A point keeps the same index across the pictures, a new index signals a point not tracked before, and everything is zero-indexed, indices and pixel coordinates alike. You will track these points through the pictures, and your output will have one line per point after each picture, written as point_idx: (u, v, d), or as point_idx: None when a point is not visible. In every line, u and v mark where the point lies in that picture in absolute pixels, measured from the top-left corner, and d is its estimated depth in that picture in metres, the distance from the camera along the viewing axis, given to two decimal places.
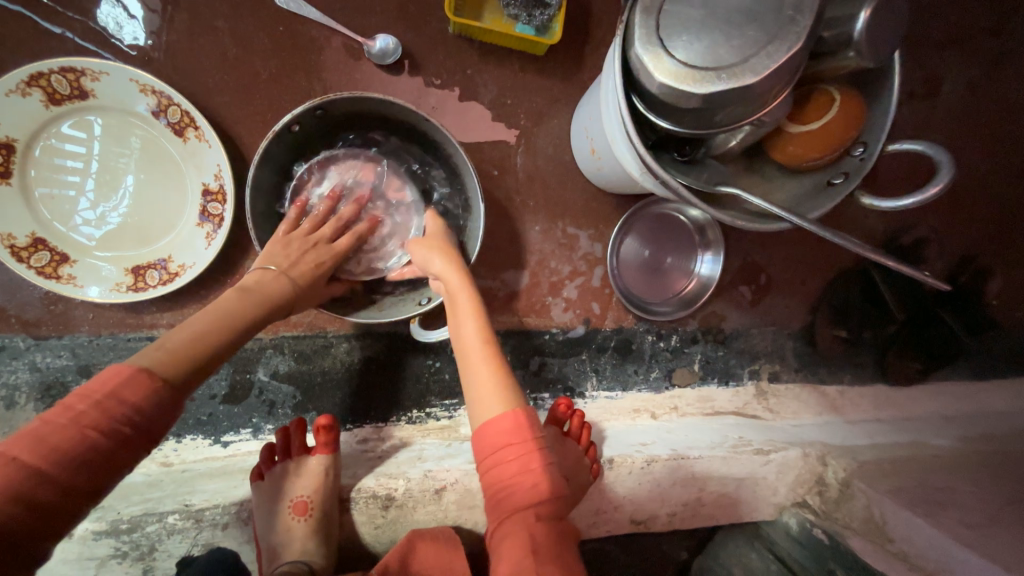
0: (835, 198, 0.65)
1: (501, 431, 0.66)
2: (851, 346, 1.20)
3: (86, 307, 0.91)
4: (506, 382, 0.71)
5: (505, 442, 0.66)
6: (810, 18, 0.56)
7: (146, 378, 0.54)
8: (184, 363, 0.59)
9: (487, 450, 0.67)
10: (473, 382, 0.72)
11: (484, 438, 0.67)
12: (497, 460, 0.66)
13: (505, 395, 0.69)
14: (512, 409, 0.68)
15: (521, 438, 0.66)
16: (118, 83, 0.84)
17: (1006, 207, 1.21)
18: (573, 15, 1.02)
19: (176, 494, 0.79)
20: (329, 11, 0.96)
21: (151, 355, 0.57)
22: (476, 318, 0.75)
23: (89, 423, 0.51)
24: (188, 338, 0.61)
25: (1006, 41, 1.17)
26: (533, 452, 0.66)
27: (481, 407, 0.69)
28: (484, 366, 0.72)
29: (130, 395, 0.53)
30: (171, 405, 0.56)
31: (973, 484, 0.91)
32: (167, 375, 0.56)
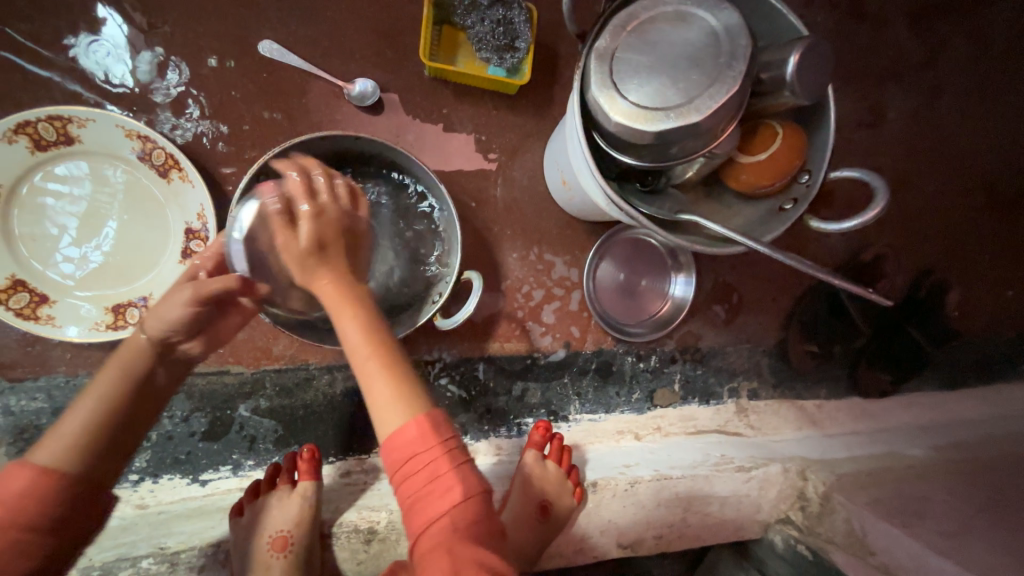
0: (787, 221, 0.70)
1: (403, 439, 0.59)
2: (824, 361, 1.24)
3: (63, 347, 0.90)
4: (404, 383, 0.62)
5: (413, 452, 0.58)
6: (745, 63, 0.61)
7: (28, 473, 0.60)
8: (71, 449, 0.63)
9: (396, 463, 0.59)
10: (371, 388, 0.63)
11: (390, 450, 0.59)
12: (408, 474, 0.58)
13: (404, 398, 0.61)
14: (415, 414, 0.60)
15: (431, 444, 0.59)
16: (104, 128, 0.87)
17: (957, 223, 1.28)
18: (542, 56, 1.09)
19: (151, 537, 0.78)
20: (311, 57, 1.01)
21: (42, 449, 0.62)
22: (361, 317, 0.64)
23: None
24: (75, 423, 0.64)
25: (941, 73, 1.27)
26: (443, 461, 0.58)
27: (381, 418, 0.61)
28: (379, 368, 0.63)
29: (15, 495, 0.59)
30: (66, 492, 0.62)
31: (948, 492, 0.93)
32: (56, 465, 0.62)
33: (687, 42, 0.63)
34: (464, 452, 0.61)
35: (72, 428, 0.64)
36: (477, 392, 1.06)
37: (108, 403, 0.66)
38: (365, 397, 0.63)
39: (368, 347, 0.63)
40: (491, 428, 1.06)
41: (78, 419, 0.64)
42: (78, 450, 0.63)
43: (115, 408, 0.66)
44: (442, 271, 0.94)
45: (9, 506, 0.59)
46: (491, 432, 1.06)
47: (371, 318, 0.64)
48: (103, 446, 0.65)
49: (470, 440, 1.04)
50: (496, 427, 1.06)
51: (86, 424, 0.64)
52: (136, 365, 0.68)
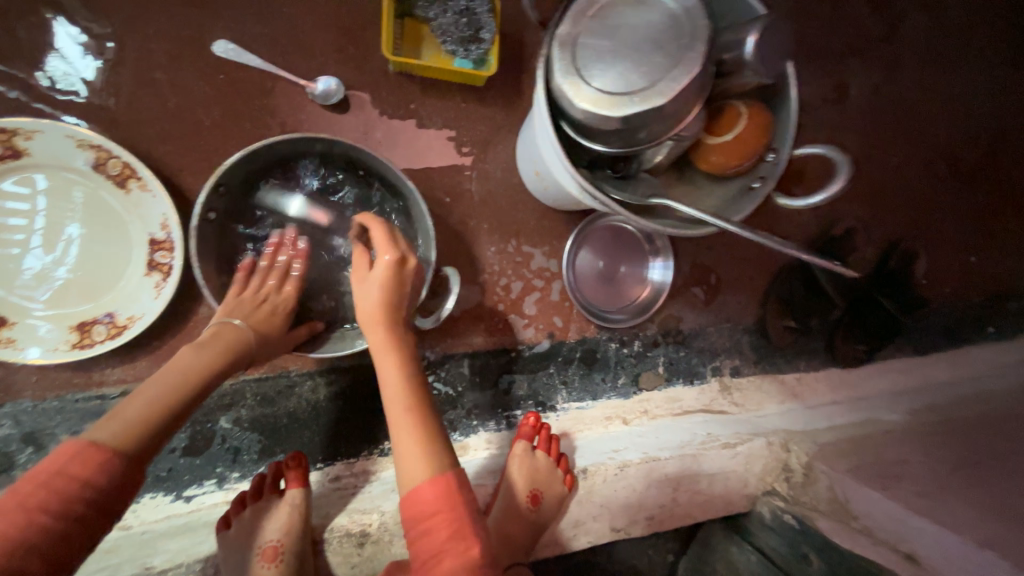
0: (755, 199, 0.71)
1: (424, 494, 0.65)
2: (802, 335, 1.26)
3: (28, 370, 0.87)
4: (431, 438, 0.70)
5: (432, 507, 0.64)
6: (705, 44, 0.62)
7: (96, 452, 0.57)
8: (137, 431, 0.62)
9: (416, 516, 0.65)
10: (399, 443, 0.70)
11: (412, 504, 0.66)
12: (424, 528, 0.64)
13: (429, 458, 0.67)
14: (439, 472, 0.67)
15: (449, 503, 0.65)
16: (54, 140, 0.83)
17: (921, 193, 1.32)
18: (508, 46, 1.08)
19: (136, 557, 0.76)
20: (270, 56, 0.98)
21: (104, 429, 0.60)
22: (402, 370, 0.74)
23: (39, 505, 0.53)
24: (143, 406, 0.64)
25: (899, 47, 1.30)
26: (461, 515, 0.65)
27: (408, 471, 0.68)
28: (410, 423, 0.71)
29: (81, 470, 0.56)
30: (127, 473, 0.59)
31: (924, 454, 0.96)
32: (121, 444, 0.59)
33: (648, 25, 0.63)
34: (475, 511, 0.66)
35: (143, 411, 0.63)
36: (462, 389, 1.05)
37: (176, 385, 0.67)
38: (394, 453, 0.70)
39: (403, 399, 0.72)
40: (480, 423, 1.06)
41: (147, 403, 0.64)
42: (148, 432, 0.63)
43: (181, 393, 0.67)
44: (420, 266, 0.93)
45: (76, 480, 0.55)
46: (481, 426, 1.06)
47: (411, 378, 0.74)
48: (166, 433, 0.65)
49: (459, 436, 1.04)
50: (484, 422, 1.06)
51: (152, 408, 0.64)
52: (205, 356, 0.71)
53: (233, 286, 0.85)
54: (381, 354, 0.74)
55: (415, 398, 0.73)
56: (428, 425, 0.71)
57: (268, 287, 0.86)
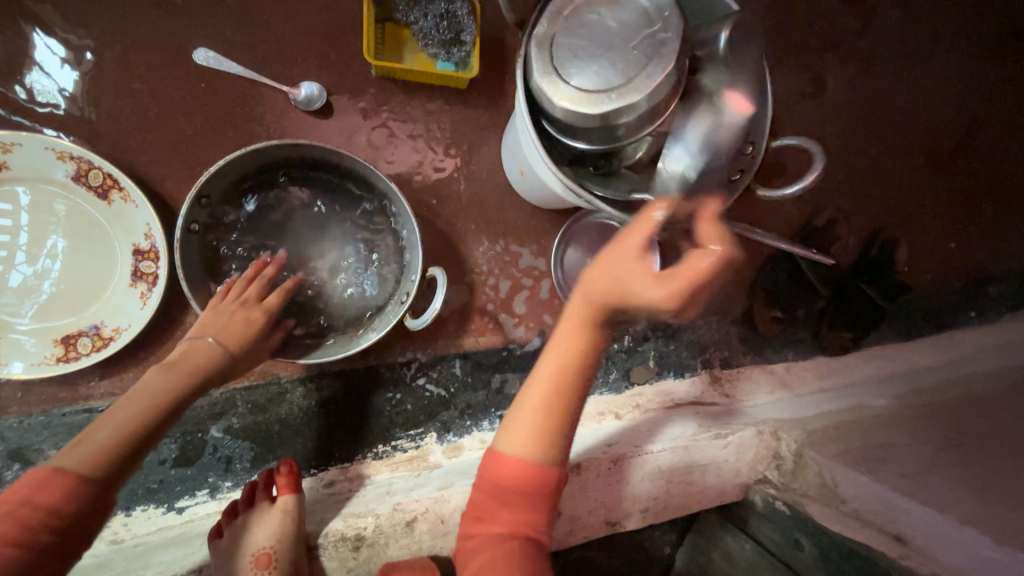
0: (734, 193, 0.72)
1: (518, 475, 0.69)
2: (788, 325, 1.29)
3: (13, 386, 0.86)
4: (559, 427, 0.71)
5: (521, 488, 0.70)
6: (677, 41, 0.63)
7: (62, 478, 0.59)
8: (106, 454, 0.62)
9: (496, 483, 0.71)
10: (516, 411, 0.73)
11: (500, 467, 0.71)
12: (501, 491, 0.70)
13: (547, 445, 0.70)
14: (540, 467, 0.70)
15: (530, 497, 0.70)
16: (33, 152, 0.82)
17: (900, 183, 1.35)
18: (489, 48, 1.09)
19: (128, 570, 0.73)
20: (251, 64, 0.98)
21: (73, 453, 0.61)
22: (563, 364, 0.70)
23: (3, 536, 0.55)
24: (112, 428, 0.64)
25: (873, 41, 1.33)
26: (539, 510, 0.70)
27: (514, 442, 0.71)
28: (542, 400, 0.71)
29: (47, 498, 0.57)
30: (94, 497, 0.60)
31: (909, 437, 0.98)
32: (89, 468, 0.60)
33: (622, 23, 0.64)
34: (551, 511, 0.71)
35: (113, 434, 0.64)
36: (455, 389, 1.06)
37: (144, 406, 0.67)
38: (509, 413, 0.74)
39: (551, 373, 0.70)
40: (473, 423, 1.06)
41: (118, 425, 0.64)
42: (115, 455, 0.63)
43: (152, 415, 0.67)
44: (407, 268, 0.93)
45: (42, 509, 0.57)
46: (474, 426, 1.06)
47: (572, 377, 0.70)
48: (134, 457, 0.65)
49: (453, 436, 1.04)
50: (478, 422, 1.06)
51: (124, 430, 0.64)
52: (174, 376, 0.70)
53: (215, 295, 0.83)
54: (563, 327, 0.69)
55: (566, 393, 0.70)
56: (560, 425, 0.71)
57: (247, 294, 0.83)
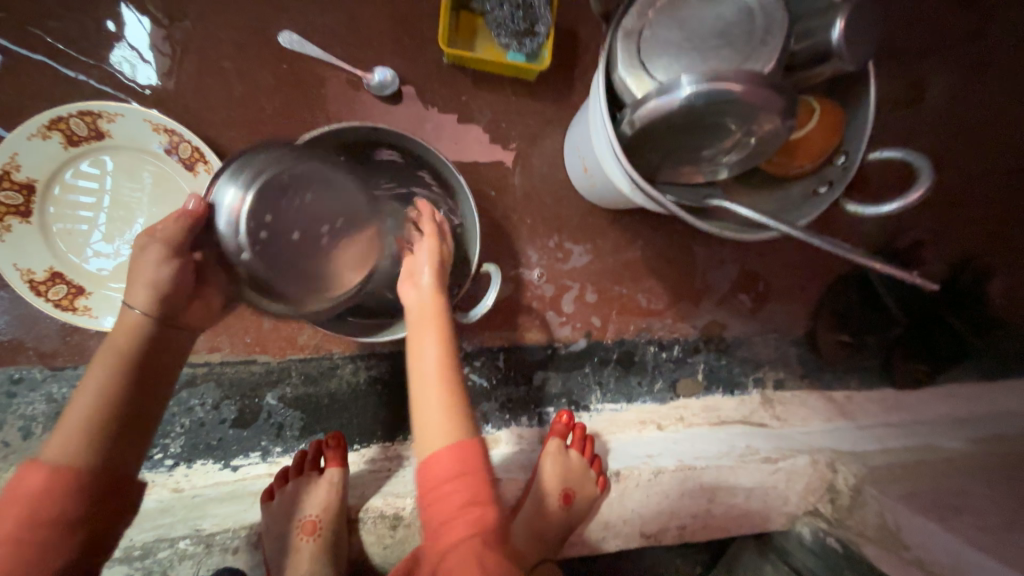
0: (823, 203, 0.67)
1: (447, 458, 0.69)
2: (855, 351, 1.19)
3: (100, 337, 0.93)
4: (451, 405, 0.72)
5: (452, 476, 0.68)
6: (782, 37, 0.61)
7: (39, 470, 0.60)
8: (75, 442, 0.62)
9: (431, 484, 0.69)
10: (420, 416, 0.73)
11: (432, 470, 0.69)
12: (442, 493, 0.68)
13: (452, 426, 0.71)
14: (460, 442, 0.70)
15: (467, 471, 0.69)
16: (132, 123, 0.88)
17: (1002, 206, 1.22)
18: (561, 40, 1.06)
19: (186, 518, 0.81)
20: (330, 47, 1.01)
21: (50, 445, 0.62)
22: (443, 354, 0.74)
23: (4, 535, 0.57)
24: (75, 419, 0.64)
25: (987, 46, 1.20)
26: (475, 485, 0.69)
27: (426, 437, 0.71)
28: (438, 408, 0.72)
29: (30, 490, 0.59)
30: (85, 480, 0.61)
31: (989, 487, 0.91)
32: (68, 461, 0.61)
33: (719, 18, 0.62)
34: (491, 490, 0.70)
35: (70, 422, 0.63)
36: (498, 381, 1.06)
37: (93, 393, 0.65)
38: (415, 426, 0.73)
39: (439, 378, 0.73)
40: (512, 417, 1.06)
41: (74, 414, 0.64)
42: (82, 439, 0.63)
43: (107, 394, 0.65)
44: (464, 256, 0.94)
45: (27, 500, 0.59)
46: (513, 421, 1.06)
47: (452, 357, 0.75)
48: (106, 429, 0.64)
49: (491, 428, 1.04)
50: (517, 417, 1.06)
51: (85, 415, 0.64)
52: (109, 357, 0.67)
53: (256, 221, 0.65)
54: (427, 382, 0.73)
55: (450, 374, 0.74)
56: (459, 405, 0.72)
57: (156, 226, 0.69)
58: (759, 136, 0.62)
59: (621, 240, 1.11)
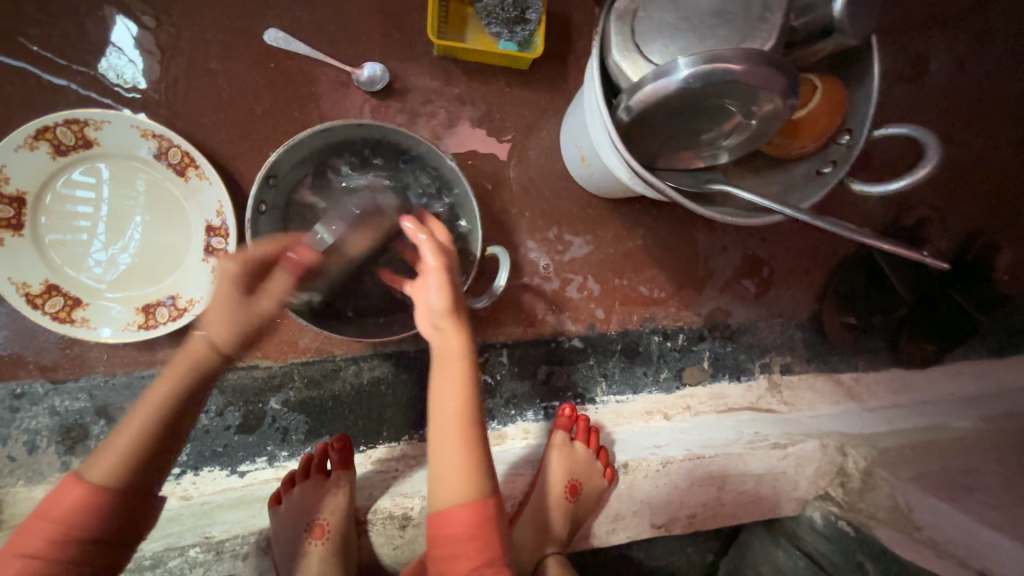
0: (826, 186, 0.65)
1: (466, 516, 0.65)
2: (861, 333, 1.18)
3: (100, 348, 0.93)
4: (477, 465, 0.67)
5: (464, 536, 0.64)
6: (780, 14, 0.59)
7: (79, 491, 0.60)
8: (119, 468, 0.61)
9: (443, 539, 0.65)
10: (439, 462, 0.67)
11: (444, 523, 0.65)
12: (452, 548, 0.64)
13: (474, 484, 0.66)
14: (477, 499, 0.65)
15: (482, 532, 0.65)
16: (120, 130, 0.87)
17: (1007, 180, 1.20)
18: (553, 27, 1.04)
19: (196, 526, 0.81)
20: (317, 44, 0.99)
21: (92, 465, 0.61)
22: (465, 399, 0.68)
23: (31, 550, 0.57)
24: (118, 442, 0.62)
25: (990, 16, 1.17)
26: (491, 553, 0.64)
27: (447, 490, 0.66)
28: (455, 449, 0.67)
29: (61, 512, 0.59)
30: (117, 506, 0.61)
31: (999, 464, 0.90)
32: (108, 482, 0.60)
33: None
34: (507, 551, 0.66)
35: (111, 450, 0.62)
36: (502, 376, 1.05)
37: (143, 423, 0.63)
38: (433, 469, 0.68)
39: (459, 425, 0.68)
40: (518, 413, 1.05)
41: (115, 442, 0.62)
42: (126, 466, 0.61)
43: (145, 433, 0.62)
44: (463, 249, 0.92)
45: (59, 522, 0.58)
46: (519, 416, 1.05)
47: (472, 404, 0.69)
48: (145, 461, 0.62)
49: (497, 424, 1.03)
50: (523, 411, 1.05)
51: (129, 439, 0.62)
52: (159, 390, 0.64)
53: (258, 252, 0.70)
54: (450, 437, 0.67)
55: (470, 433, 0.67)
56: (478, 460, 0.67)
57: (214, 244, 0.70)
58: (759, 117, 0.60)
59: (621, 229, 1.10)
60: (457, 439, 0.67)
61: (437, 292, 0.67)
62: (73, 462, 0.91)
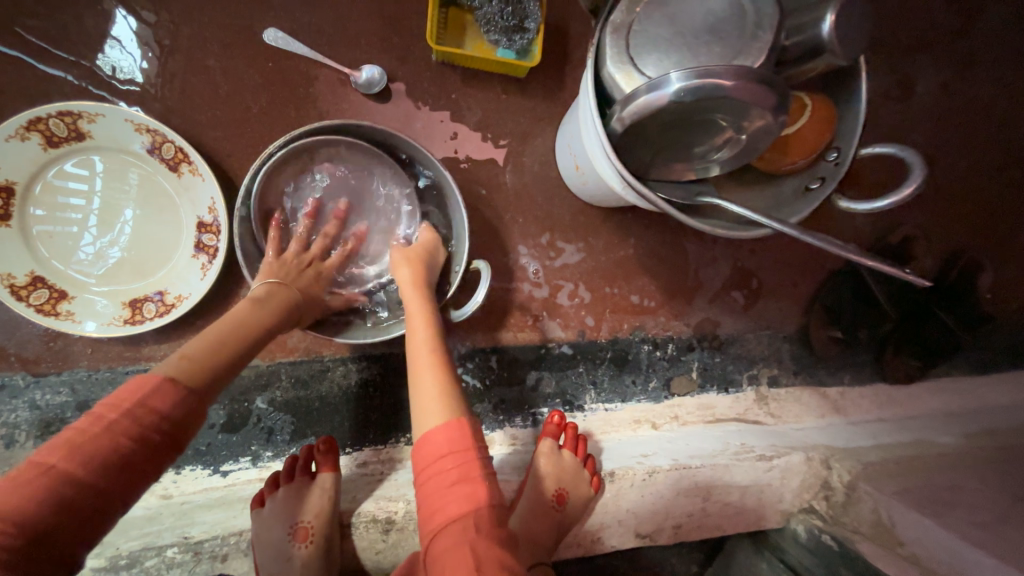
0: (813, 202, 0.66)
1: (441, 432, 0.64)
2: (848, 347, 1.19)
3: (84, 342, 0.92)
4: (446, 385, 0.69)
5: (443, 451, 0.62)
6: (772, 33, 0.60)
7: (173, 384, 0.56)
8: (209, 369, 0.61)
9: (425, 464, 0.63)
10: (415, 393, 0.69)
11: (423, 447, 0.64)
12: (434, 470, 0.62)
13: (445, 402, 0.67)
14: (454, 418, 0.65)
15: (461, 446, 0.63)
16: (114, 123, 0.86)
17: (991, 201, 1.22)
18: (551, 37, 1.05)
19: (175, 526, 0.80)
20: (316, 45, 0.99)
21: (172, 365, 0.58)
22: (430, 334, 0.75)
23: (122, 431, 0.52)
24: (212, 346, 0.63)
25: (976, 42, 1.20)
26: (472, 464, 0.62)
27: (423, 416, 0.66)
28: (427, 374, 0.70)
29: (163, 401, 0.55)
30: (196, 408, 0.57)
31: (980, 481, 0.91)
32: (198, 377, 0.59)
33: (710, 12, 0.62)
34: (491, 470, 0.63)
35: (204, 352, 0.62)
36: (490, 381, 1.05)
37: (240, 335, 0.66)
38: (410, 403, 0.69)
39: (425, 354, 0.73)
40: (506, 418, 1.05)
41: (208, 346, 0.63)
42: (217, 371, 0.61)
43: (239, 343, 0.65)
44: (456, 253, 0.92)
45: (160, 409, 0.54)
46: (506, 422, 1.05)
47: (438, 336, 0.76)
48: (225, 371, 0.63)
49: (485, 429, 1.03)
50: (511, 417, 1.05)
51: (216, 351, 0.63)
52: (259, 315, 0.70)
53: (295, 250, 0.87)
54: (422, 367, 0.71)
55: (440, 360, 0.72)
56: (447, 380, 0.70)
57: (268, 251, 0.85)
58: (749, 132, 0.61)
59: (614, 238, 1.11)
60: (427, 368, 0.71)
61: (406, 265, 0.83)
62: None
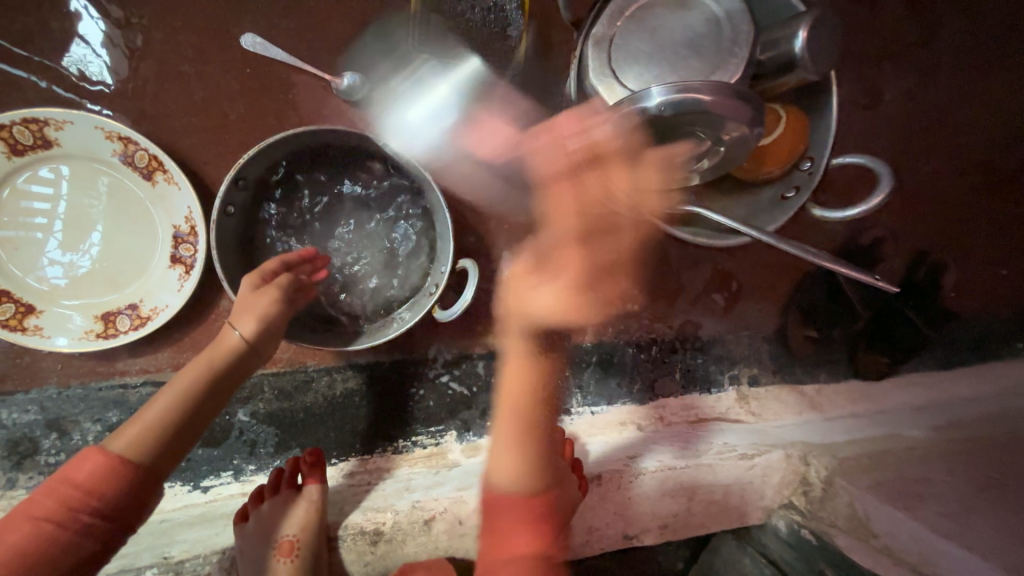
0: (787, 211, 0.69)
1: (517, 500, 0.84)
2: (824, 345, 1.24)
3: (53, 357, 0.88)
4: (530, 452, 0.87)
5: (523, 514, 0.83)
6: (748, 49, 0.62)
7: (100, 460, 0.68)
8: (139, 441, 0.70)
9: (501, 518, 0.83)
10: (498, 450, 0.88)
11: (503, 504, 0.84)
12: (510, 527, 0.82)
13: (529, 469, 0.86)
14: (540, 491, 0.84)
15: (534, 516, 0.83)
16: (84, 131, 0.83)
17: (954, 204, 1.28)
18: (533, 45, 1.06)
19: (153, 546, 0.77)
20: (295, 50, 0.98)
21: (115, 440, 0.71)
22: (533, 395, 0.89)
23: (46, 512, 0.65)
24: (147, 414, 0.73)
25: (938, 52, 1.26)
26: (539, 524, 0.83)
27: (499, 470, 0.87)
28: (514, 434, 0.88)
29: (86, 480, 0.66)
30: (127, 481, 0.68)
31: (948, 473, 0.94)
32: (122, 454, 0.69)
33: (689, 29, 0.63)
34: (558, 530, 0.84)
35: (138, 424, 0.72)
36: (479, 387, 1.05)
37: (173, 397, 0.74)
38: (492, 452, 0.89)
39: (523, 415, 0.89)
40: (493, 424, 1.04)
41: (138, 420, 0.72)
42: (148, 440, 0.71)
43: (171, 408, 0.73)
44: (438, 259, 0.92)
45: (80, 487, 0.66)
46: None
47: (541, 400, 0.90)
48: (157, 436, 0.72)
49: (474, 436, 1.03)
50: None
51: (154, 419, 0.72)
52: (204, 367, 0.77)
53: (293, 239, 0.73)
54: (509, 425, 0.89)
55: (540, 426, 0.89)
56: (534, 447, 0.87)
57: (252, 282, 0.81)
58: (727, 144, 0.63)
59: None
60: (522, 434, 0.88)
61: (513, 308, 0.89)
62: (18, 479, 0.85)
